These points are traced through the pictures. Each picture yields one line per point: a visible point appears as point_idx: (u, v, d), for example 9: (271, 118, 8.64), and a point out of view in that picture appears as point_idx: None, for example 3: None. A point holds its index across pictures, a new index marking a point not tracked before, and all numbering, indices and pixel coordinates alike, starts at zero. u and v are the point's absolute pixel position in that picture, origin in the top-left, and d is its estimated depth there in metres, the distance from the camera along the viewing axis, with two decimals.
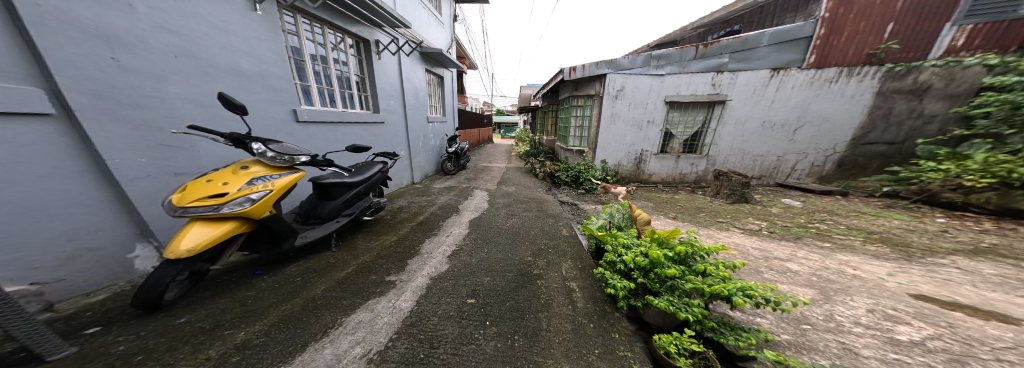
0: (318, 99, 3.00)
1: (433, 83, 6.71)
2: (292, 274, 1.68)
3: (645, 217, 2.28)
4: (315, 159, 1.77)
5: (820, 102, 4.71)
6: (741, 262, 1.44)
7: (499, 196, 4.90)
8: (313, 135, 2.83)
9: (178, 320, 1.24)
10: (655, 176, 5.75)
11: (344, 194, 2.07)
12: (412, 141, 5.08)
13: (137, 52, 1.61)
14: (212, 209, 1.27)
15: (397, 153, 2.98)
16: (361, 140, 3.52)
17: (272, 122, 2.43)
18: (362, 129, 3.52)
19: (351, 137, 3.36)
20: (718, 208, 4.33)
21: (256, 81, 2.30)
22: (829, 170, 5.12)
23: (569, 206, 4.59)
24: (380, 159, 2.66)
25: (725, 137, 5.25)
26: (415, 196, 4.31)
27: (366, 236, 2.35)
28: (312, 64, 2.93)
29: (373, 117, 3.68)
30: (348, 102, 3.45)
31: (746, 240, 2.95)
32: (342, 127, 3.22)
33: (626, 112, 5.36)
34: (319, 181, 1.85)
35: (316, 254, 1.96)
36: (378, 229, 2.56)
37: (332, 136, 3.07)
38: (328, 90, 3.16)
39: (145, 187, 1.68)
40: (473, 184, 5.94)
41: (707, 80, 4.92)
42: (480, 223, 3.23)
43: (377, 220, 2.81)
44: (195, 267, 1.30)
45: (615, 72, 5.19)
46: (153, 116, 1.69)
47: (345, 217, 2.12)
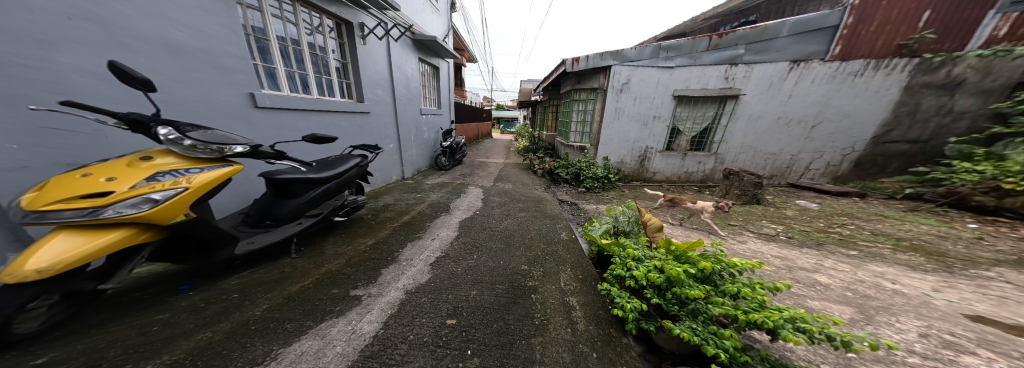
0: (286, 84, 2.72)
1: (427, 74, 6.38)
2: (228, 289, 1.44)
3: (656, 223, 1.98)
4: (254, 150, 1.54)
5: (841, 96, 4.41)
6: (786, 284, 1.14)
7: (495, 194, 4.62)
8: (278, 124, 2.56)
9: (36, 360, 0.96)
10: (660, 174, 5.47)
11: (309, 192, 1.82)
12: (403, 134, 4.81)
13: (7, 8, 1.28)
14: (87, 212, 1.00)
15: (379, 146, 2.68)
16: (339, 131, 3.25)
17: (219, 107, 2.12)
18: (341, 119, 3.25)
19: (328, 129, 3.09)
20: (727, 210, 4.06)
21: (199, 58, 1.99)
22: (845, 171, 4.84)
23: (568, 206, 4.34)
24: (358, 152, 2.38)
25: (736, 134, 4.95)
26: (403, 193, 4.04)
27: (337, 239, 2.15)
28: (278, 45, 2.63)
29: (356, 107, 3.42)
30: (324, 89, 3.17)
31: (761, 247, 2.69)
32: (318, 116, 2.95)
33: (631, 107, 5.06)
34: (272, 177, 1.60)
35: (268, 263, 1.74)
36: (354, 231, 2.34)
37: (303, 127, 2.80)
38: (300, 74, 2.87)
39: (17, 180, 1.40)
40: (468, 181, 5.67)
41: (720, 74, 4.62)
42: (471, 225, 2.97)
43: (355, 221, 2.54)
44: (65, 288, 1.04)
45: (621, 64, 4.86)
46: (31, 91, 1.38)
47: (310, 218, 1.85)
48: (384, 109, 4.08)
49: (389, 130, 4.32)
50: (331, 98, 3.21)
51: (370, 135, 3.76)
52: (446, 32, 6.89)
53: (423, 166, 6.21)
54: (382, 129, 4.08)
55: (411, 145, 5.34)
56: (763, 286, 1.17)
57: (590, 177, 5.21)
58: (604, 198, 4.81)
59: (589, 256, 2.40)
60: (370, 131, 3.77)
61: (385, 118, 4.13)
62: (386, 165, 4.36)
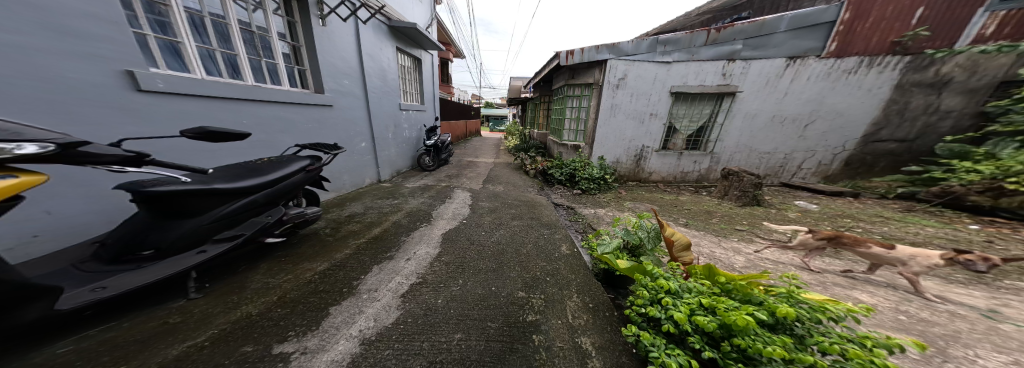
0: (204, 65, 2.15)
1: (409, 66, 5.84)
2: (57, 358, 1.01)
3: (683, 240, 1.60)
4: (55, 152, 0.98)
5: (835, 95, 4.21)
6: (924, 347, 0.80)
7: (484, 198, 4.20)
8: (183, 112, 1.97)
9: None
10: (656, 175, 5.25)
11: (218, 209, 1.38)
12: (378, 132, 4.30)
13: None
14: None
15: (341, 147, 2.24)
16: (288, 127, 2.72)
17: (77, 90, 1.49)
18: (290, 112, 2.73)
19: (271, 124, 2.55)
20: (728, 211, 3.80)
21: (34, 16, 1.34)
22: (835, 170, 4.66)
23: (564, 210, 4.08)
24: (306, 154, 1.96)
25: (732, 132, 4.72)
26: (376, 199, 3.55)
27: (268, 268, 1.73)
28: (187, 14, 2.04)
29: (312, 99, 2.92)
30: (262, 75, 2.61)
31: (778, 254, 2.44)
32: (254, 109, 2.40)
33: (627, 104, 4.83)
34: (140, 190, 1.11)
35: (146, 311, 1.30)
36: (291, 257, 1.90)
37: (230, 121, 2.24)
38: (225, 54, 2.30)
39: None
40: (453, 183, 5.21)
41: (717, 71, 4.38)
42: (456, 237, 2.59)
43: (286, 242, 2.06)
44: None
45: (617, 59, 4.60)
46: None
47: (219, 245, 1.40)
48: (353, 102, 3.61)
49: (360, 126, 3.82)
50: (271, 86, 2.64)
51: (330, 133, 3.25)
52: (430, 21, 6.37)
53: (404, 167, 5.68)
54: (349, 125, 3.57)
55: (389, 143, 4.81)
56: (876, 344, 0.84)
57: (585, 178, 4.99)
58: (601, 200, 4.59)
59: (592, 271, 2.18)
60: (329, 128, 3.23)
61: (354, 113, 3.65)
62: (356, 167, 3.81)
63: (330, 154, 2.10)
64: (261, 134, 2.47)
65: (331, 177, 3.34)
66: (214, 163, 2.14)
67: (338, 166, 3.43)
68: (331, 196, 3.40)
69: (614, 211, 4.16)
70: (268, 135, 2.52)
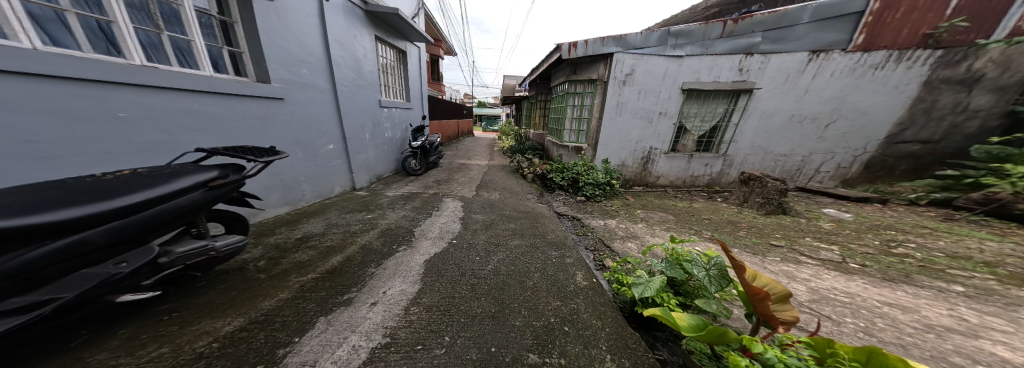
0: (46, 33, 1.43)
1: (392, 59, 5.23)
2: None
3: (780, 291, 1.04)
4: None
5: (859, 92, 3.59)
6: None
7: (477, 209, 3.78)
8: (21, 98, 1.30)
9: None
10: (664, 178, 4.82)
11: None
12: (349, 131, 3.72)
13: None
14: None
15: (283, 152, 1.74)
16: (211, 124, 2.06)
17: None
18: (212, 104, 2.06)
19: (178, 118, 1.87)
20: (750, 220, 3.34)
21: None
22: (854, 173, 4.03)
23: (570, 221, 3.84)
24: (209, 166, 1.40)
25: (746, 133, 4.12)
26: (341, 214, 2.96)
27: (128, 338, 1.14)
28: None
29: (248, 89, 2.26)
30: (163, 54, 1.88)
31: (841, 280, 1.96)
32: (145, 98, 1.71)
33: (634, 102, 4.44)
34: None
35: None
36: (183, 313, 1.32)
37: (94, 113, 1.52)
38: (90, 21, 1.58)
39: None
40: (443, 191, 4.67)
41: (733, 65, 3.83)
42: (441, 266, 2.19)
43: (184, 290, 1.48)
44: None
45: (624, 53, 4.22)
46: None
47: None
48: (317, 97, 3.09)
49: (325, 125, 3.24)
50: (186, 70, 1.97)
51: (282, 133, 2.64)
52: (417, 11, 5.78)
53: (386, 171, 5.07)
54: (309, 124, 2.98)
55: (367, 145, 4.27)
56: None
57: (590, 184, 4.70)
58: (608, 209, 4.27)
59: (615, 302, 1.90)
60: (278, 126, 2.59)
61: (322, 110, 3.19)
62: (318, 174, 3.17)
63: (258, 160, 1.56)
64: (156, 133, 1.78)
65: (284, 188, 2.73)
66: (68, 173, 1.46)
67: (293, 173, 2.80)
68: (288, 210, 2.81)
69: (623, 221, 3.73)
70: (168, 135, 1.84)
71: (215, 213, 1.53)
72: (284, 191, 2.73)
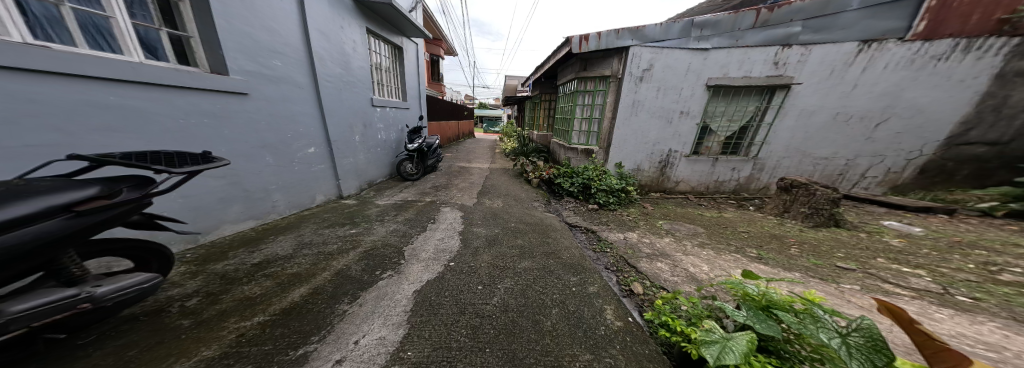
0: None
1: (386, 54, 4.83)
2: None
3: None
4: None
5: (915, 86, 3.15)
6: None
7: (478, 220, 3.38)
8: None
9: None
10: (684, 184, 4.37)
11: None
12: (335, 133, 3.31)
13: None
14: None
15: (219, 159, 1.37)
16: (136, 121, 1.63)
17: None
18: (138, 97, 1.63)
19: (82, 114, 1.44)
20: (796, 234, 2.86)
21: None
22: (906, 179, 3.58)
23: (584, 234, 3.39)
24: (93, 182, 1.02)
25: (781, 134, 3.66)
26: (317, 230, 2.56)
27: None
28: None
29: (190, 80, 1.84)
30: (66, 32, 1.44)
31: (962, 322, 1.47)
32: (27, 87, 1.27)
33: (651, 100, 4.01)
34: None
35: None
36: None
37: None
38: None
39: None
40: (440, 199, 4.23)
41: (768, 58, 3.37)
42: (434, 298, 1.83)
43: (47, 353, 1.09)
44: None
45: (641, 46, 3.80)
46: None
47: None
48: (293, 93, 2.68)
49: (302, 125, 2.81)
50: (103, 54, 1.54)
51: (245, 134, 2.22)
52: (415, 4, 5.41)
53: (378, 177, 4.63)
54: (283, 124, 2.57)
55: (356, 148, 3.86)
56: None
57: (603, 190, 4.27)
58: (625, 219, 3.82)
59: (660, 348, 1.48)
60: (239, 126, 2.16)
61: (300, 108, 2.78)
62: (293, 181, 2.74)
63: (173, 171, 1.14)
64: (46, 133, 1.34)
65: (247, 198, 2.29)
66: None
67: (259, 181, 2.38)
68: (253, 225, 2.39)
69: (644, 233, 3.27)
70: (67, 136, 1.40)
71: (96, 244, 1.15)
72: (248, 202, 2.30)
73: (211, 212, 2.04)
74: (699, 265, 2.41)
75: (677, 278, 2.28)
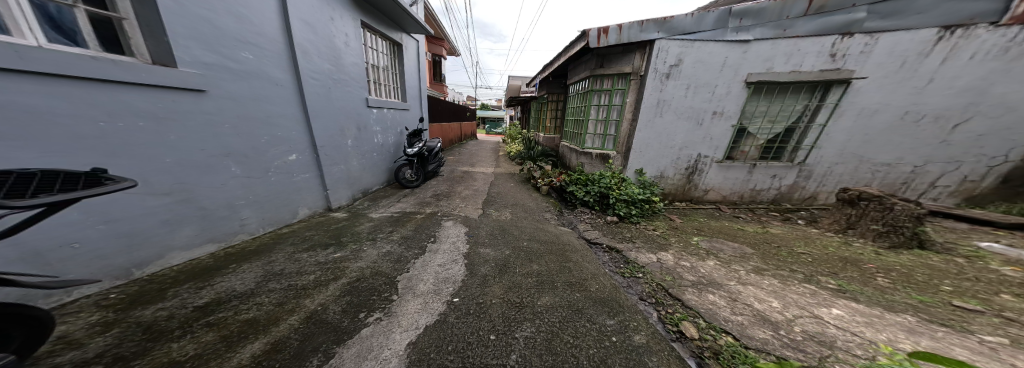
0: None
1: (383, 51, 4.42)
2: None
3: None
4: None
5: (1005, 80, 2.67)
6: None
7: (485, 240, 2.96)
8: None
9: None
10: (714, 193, 3.88)
11: None
12: (322, 137, 2.87)
13: None
14: None
15: (127, 180, 0.93)
16: (32, 126, 1.18)
17: None
18: (36, 93, 1.17)
19: None
20: (872, 257, 2.37)
21: None
22: (985, 189, 3.10)
23: (607, 254, 2.93)
24: None
25: (835, 136, 3.16)
26: (293, 255, 2.10)
27: None
28: None
29: (120, 73, 1.40)
30: None
31: None
32: None
33: (680, 99, 3.54)
34: None
35: None
36: None
37: None
38: None
39: None
40: (443, 210, 3.81)
41: (822, 50, 2.89)
42: (442, 357, 1.37)
43: None
44: None
45: (668, 39, 3.36)
46: None
47: None
48: (268, 91, 2.24)
49: (280, 128, 2.37)
50: None
51: (202, 140, 1.78)
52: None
53: (374, 185, 4.20)
54: (256, 126, 2.14)
55: (347, 154, 3.43)
56: None
57: (623, 201, 3.81)
58: (652, 234, 3.35)
59: None
60: (191, 129, 1.71)
61: (277, 109, 2.34)
62: (267, 195, 2.30)
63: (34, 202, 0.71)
64: None
65: (203, 218, 1.84)
66: None
67: (223, 197, 1.93)
68: (213, 250, 1.93)
69: (678, 252, 2.79)
70: None
71: None
72: (206, 223, 1.85)
73: (151, 239, 1.59)
74: (767, 299, 1.91)
75: (740, 318, 1.78)
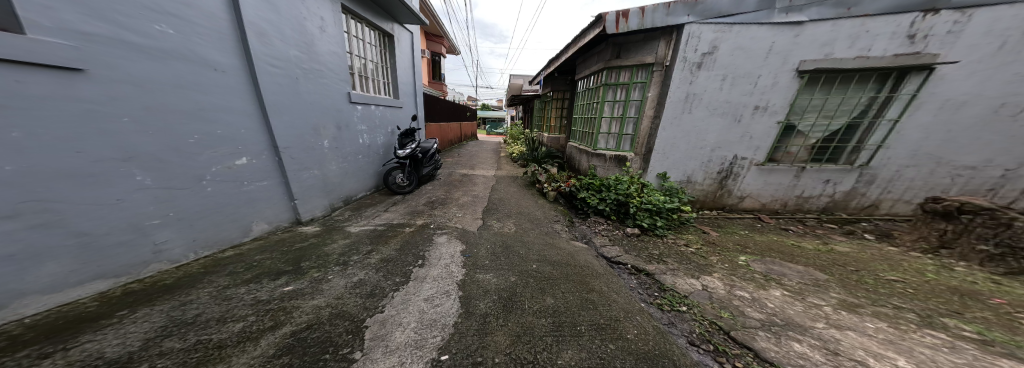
0: None
1: (370, 41, 3.91)
2: None
3: None
4: None
5: None
6: None
7: (484, 263, 2.41)
8: None
9: None
10: (752, 200, 3.33)
11: None
12: (287, 137, 2.35)
13: None
14: None
15: None
16: None
17: None
18: None
19: None
20: (996, 289, 1.79)
21: None
22: None
23: (634, 279, 2.37)
24: None
25: (908, 134, 2.62)
26: (221, 292, 1.57)
27: None
28: None
29: None
30: None
31: None
32: None
33: (715, 92, 3.00)
34: None
35: None
36: None
37: None
38: None
39: None
40: (436, 222, 3.25)
41: (898, 30, 2.36)
42: None
43: None
44: None
45: (701, 24, 2.85)
46: None
47: None
48: (202, 77, 1.71)
49: (222, 126, 1.84)
50: None
51: (78, 140, 1.24)
52: None
53: (358, 191, 3.66)
54: (179, 122, 1.61)
55: (324, 157, 2.90)
56: None
57: (645, 209, 3.27)
58: (685, 250, 2.79)
59: None
60: (59, 123, 1.19)
61: (218, 101, 1.82)
62: (199, 210, 1.76)
63: None
64: None
65: (82, 247, 1.31)
66: None
67: (120, 217, 1.41)
68: (104, 289, 1.40)
69: (726, 275, 2.22)
70: None
71: None
72: (83, 252, 1.31)
73: None
74: (885, 355, 1.31)
75: None
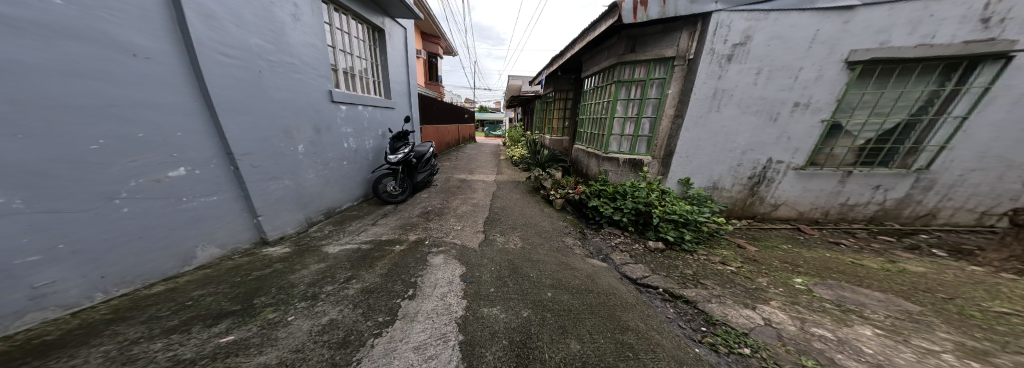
0: None
1: (357, 35, 3.51)
2: None
3: None
4: None
5: None
6: None
7: (490, 292, 1.96)
8: None
9: None
10: (788, 209, 2.96)
11: None
12: (245, 141, 1.92)
13: None
14: None
15: None
16: None
17: None
18: None
19: None
20: None
21: None
22: None
23: (672, 308, 1.95)
24: None
25: (976, 133, 2.29)
26: (122, 351, 1.16)
27: None
28: None
29: None
30: None
31: None
32: None
33: (748, 88, 2.65)
34: None
35: None
36: None
37: None
38: None
39: None
40: (431, 237, 2.80)
41: (969, 13, 2.04)
42: None
43: None
44: None
45: (730, 12, 2.50)
46: None
47: None
48: (113, 64, 1.29)
49: (144, 128, 1.41)
50: None
51: None
52: None
53: (343, 203, 3.22)
54: (71, 121, 1.18)
55: (299, 164, 2.46)
56: None
57: (669, 220, 2.87)
58: (722, 268, 2.38)
59: None
60: None
61: (140, 95, 1.39)
62: (108, 239, 1.35)
63: None
64: None
65: None
66: None
67: None
68: None
69: (788, 304, 1.81)
70: None
71: None
72: None
73: None
74: None
75: None
